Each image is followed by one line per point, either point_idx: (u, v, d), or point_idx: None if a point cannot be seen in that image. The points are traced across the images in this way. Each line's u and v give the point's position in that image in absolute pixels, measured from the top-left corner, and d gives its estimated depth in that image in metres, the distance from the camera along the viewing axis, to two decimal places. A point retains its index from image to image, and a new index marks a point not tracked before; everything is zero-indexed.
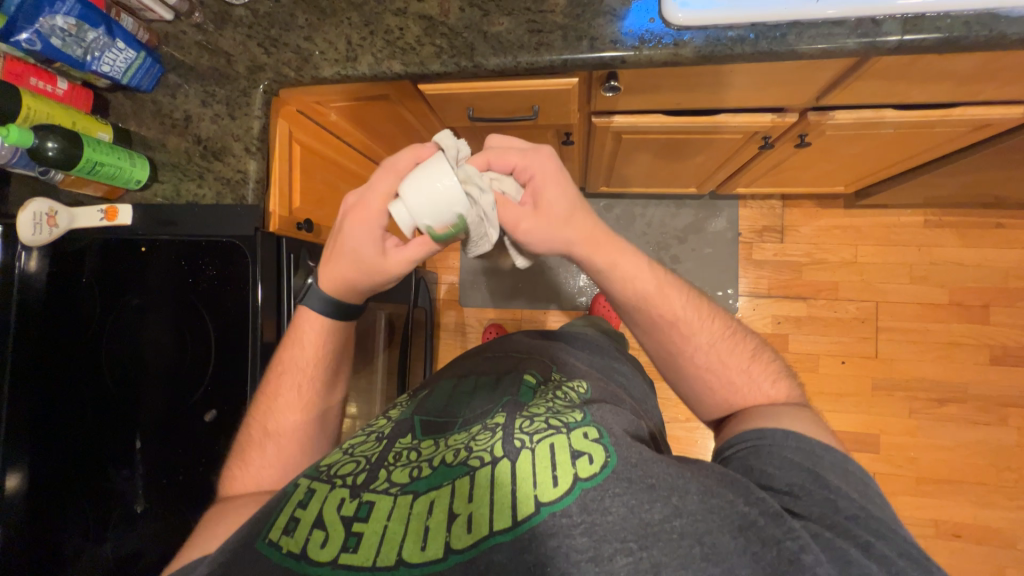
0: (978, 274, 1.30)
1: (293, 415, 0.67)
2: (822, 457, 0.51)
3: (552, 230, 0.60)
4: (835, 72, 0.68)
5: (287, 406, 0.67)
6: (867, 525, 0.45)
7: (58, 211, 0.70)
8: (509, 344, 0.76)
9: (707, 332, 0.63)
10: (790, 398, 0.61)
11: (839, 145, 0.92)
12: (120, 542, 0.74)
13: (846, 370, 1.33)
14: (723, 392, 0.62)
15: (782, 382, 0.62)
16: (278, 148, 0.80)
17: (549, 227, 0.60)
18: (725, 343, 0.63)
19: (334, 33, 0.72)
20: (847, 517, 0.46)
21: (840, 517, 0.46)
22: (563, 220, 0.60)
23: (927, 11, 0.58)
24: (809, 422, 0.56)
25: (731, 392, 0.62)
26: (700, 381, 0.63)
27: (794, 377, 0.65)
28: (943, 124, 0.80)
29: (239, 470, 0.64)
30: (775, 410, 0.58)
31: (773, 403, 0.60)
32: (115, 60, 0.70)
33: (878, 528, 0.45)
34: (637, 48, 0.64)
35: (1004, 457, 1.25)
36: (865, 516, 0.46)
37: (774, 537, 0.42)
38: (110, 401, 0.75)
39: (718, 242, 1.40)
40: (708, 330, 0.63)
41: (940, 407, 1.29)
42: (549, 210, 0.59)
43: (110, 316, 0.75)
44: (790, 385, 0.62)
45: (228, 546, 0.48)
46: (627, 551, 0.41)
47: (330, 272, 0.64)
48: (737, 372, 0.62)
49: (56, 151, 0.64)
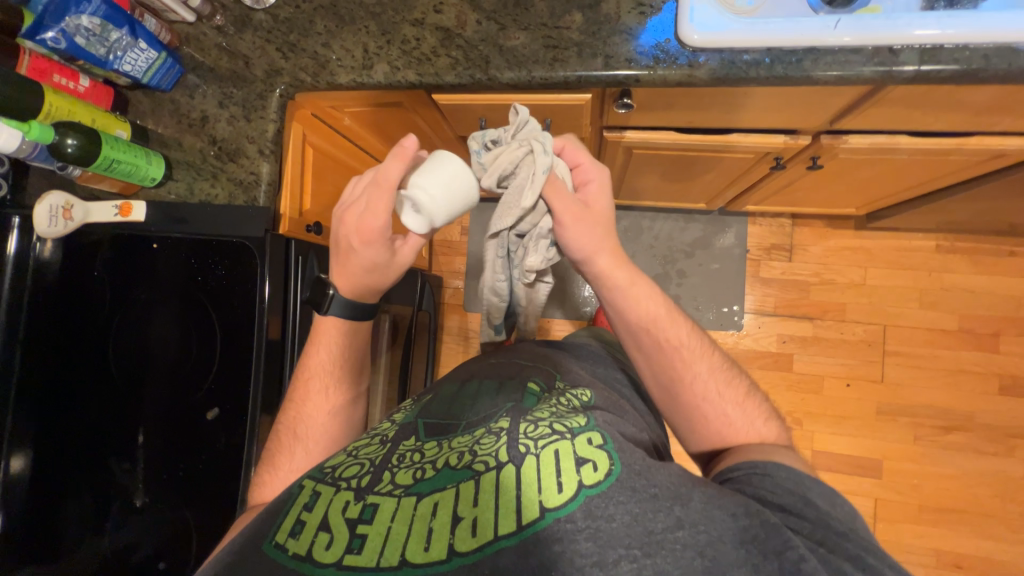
0: (989, 301, 1.29)
1: (320, 420, 0.69)
2: (812, 487, 0.50)
3: (592, 228, 0.61)
4: (850, 98, 0.68)
5: (316, 412, 0.69)
6: (857, 541, 0.45)
7: (74, 205, 0.72)
8: (515, 351, 0.76)
9: (706, 363, 0.63)
10: (779, 439, 0.60)
11: (852, 168, 0.92)
12: (120, 534, 0.75)
13: (851, 392, 1.31)
14: (715, 424, 0.61)
15: (773, 422, 0.62)
16: (291, 150, 0.81)
17: (591, 226, 0.60)
18: (723, 375, 0.63)
19: (352, 41, 0.73)
20: (838, 532, 0.45)
21: (832, 533, 0.45)
22: (603, 225, 0.62)
23: (945, 42, 0.58)
24: (799, 460, 0.56)
25: (722, 425, 0.61)
26: (696, 411, 0.62)
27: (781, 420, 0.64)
28: (959, 152, 0.79)
29: (268, 475, 0.65)
30: (764, 447, 0.57)
31: (763, 442, 0.59)
32: (137, 59, 0.71)
33: (869, 545, 0.45)
34: (651, 67, 0.64)
35: (1009, 489, 1.23)
36: (855, 534, 0.46)
37: (776, 550, 0.42)
38: (114, 394, 0.75)
39: (725, 258, 1.40)
40: (707, 361, 0.63)
41: (945, 435, 1.27)
42: (596, 206, 0.61)
43: (120, 313, 0.77)
44: (779, 426, 0.62)
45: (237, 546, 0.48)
46: (631, 557, 0.41)
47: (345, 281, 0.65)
48: (730, 405, 0.62)
49: (74, 148, 0.65)
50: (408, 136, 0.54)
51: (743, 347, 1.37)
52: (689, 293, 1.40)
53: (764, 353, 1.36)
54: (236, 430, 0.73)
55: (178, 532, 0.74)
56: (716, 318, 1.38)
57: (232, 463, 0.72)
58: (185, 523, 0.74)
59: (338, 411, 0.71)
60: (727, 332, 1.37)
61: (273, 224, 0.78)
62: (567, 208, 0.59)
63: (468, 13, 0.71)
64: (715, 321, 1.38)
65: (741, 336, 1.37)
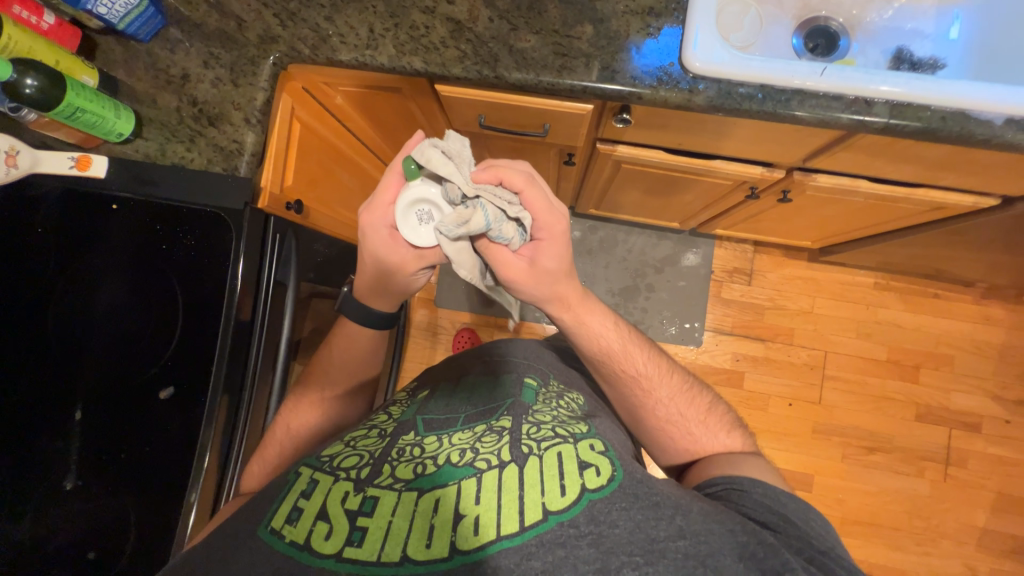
0: (914, 336, 1.43)
1: (313, 417, 0.73)
2: (786, 503, 0.54)
3: (537, 282, 0.63)
4: (824, 140, 0.74)
5: (308, 409, 0.74)
6: (837, 561, 0.48)
7: (19, 151, 0.67)
8: (508, 347, 0.76)
9: (667, 387, 0.68)
10: (744, 447, 0.65)
11: (815, 205, 1.00)
12: (37, 523, 0.64)
13: (792, 412, 1.42)
14: (683, 442, 0.66)
15: (736, 432, 0.67)
16: (279, 123, 0.77)
17: (540, 281, 0.63)
18: (684, 396, 0.68)
19: (357, 18, 0.71)
20: (820, 551, 0.49)
21: (815, 552, 0.48)
22: (553, 277, 0.63)
23: (912, 100, 0.64)
24: (765, 468, 0.60)
25: (689, 442, 0.66)
26: (661, 432, 0.67)
27: (745, 428, 0.70)
28: (908, 201, 0.88)
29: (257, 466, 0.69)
30: (731, 457, 0.62)
31: (730, 452, 0.64)
32: (114, 4, 0.65)
33: (848, 566, 0.48)
34: (654, 86, 0.67)
35: (918, 506, 1.37)
36: (835, 554, 0.49)
37: (774, 570, 0.43)
38: (48, 366, 0.66)
39: (691, 277, 1.47)
40: (667, 385, 0.68)
41: (869, 454, 1.40)
42: (544, 261, 0.62)
43: (64, 275, 0.68)
44: (742, 435, 0.67)
45: (212, 540, 0.47)
46: (633, 564, 0.43)
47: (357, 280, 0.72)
48: (694, 424, 0.66)
49: (33, 90, 0.59)
50: (415, 133, 0.59)
51: (700, 363, 1.45)
52: (655, 307, 1.46)
53: (719, 369, 1.44)
54: (193, 415, 0.66)
55: (106, 525, 0.65)
56: (678, 332, 1.45)
57: (181, 451, 0.66)
58: (125, 512, 0.65)
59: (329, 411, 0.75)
60: (687, 347, 1.44)
61: (254, 197, 0.73)
62: (509, 267, 0.62)
63: (481, 8, 0.71)
64: (676, 335, 1.45)
65: (699, 351, 1.44)
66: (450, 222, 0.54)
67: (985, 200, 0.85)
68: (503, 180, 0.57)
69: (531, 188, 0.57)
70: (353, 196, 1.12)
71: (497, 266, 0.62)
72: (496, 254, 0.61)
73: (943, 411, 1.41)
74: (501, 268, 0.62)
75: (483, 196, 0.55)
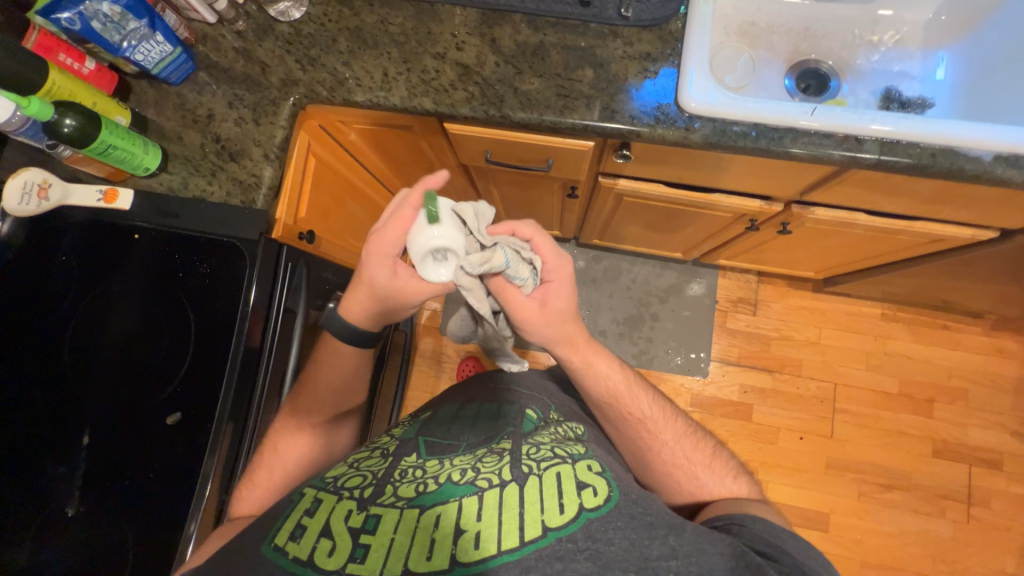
0: (926, 369, 1.41)
1: (303, 446, 0.74)
2: (786, 538, 0.52)
3: (548, 322, 0.63)
4: (818, 175, 0.76)
5: (297, 437, 0.74)
6: None
7: (53, 184, 0.71)
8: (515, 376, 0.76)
9: (672, 430, 0.67)
10: (750, 493, 0.64)
11: (816, 237, 1.01)
12: (38, 549, 0.64)
13: (804, 446, 1.38)
14: (689, 486, 0.65)
15: (742, 477, 0.66)
16: (295, 160, 0.81)
17: (550, 322, 0.63)
18: (689, 440, 0.68)
19: (372, 63, 0.76)
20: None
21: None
22: (562, 317, 0.64)
23: (901, 138, 0.66)
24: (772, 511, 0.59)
25: (694, 487, 0.65)
26: (666, 476, 0.66)
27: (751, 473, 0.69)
28: (908, 233, 0.89)
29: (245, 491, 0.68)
30: (738, 501, 0.61)
31: (736, 498, 0.63)
32: (150, 51, 0.71)
33: None
34: (652, 125, 0.70)
35: (941, 549, 1.31)
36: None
37: None
38: (63, 388, 0.68)
39: (696, 307, 1.48)
40: (672, 428, 0.68)
41: (886, 492, 1.34)
42: (555, 303, 0.63)
43: (84, 299, 0.70)
44: (749, 480, 0.66)
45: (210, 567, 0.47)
46: None
47: (351, 306, 0.70)
48: (700, 468, 0.66)
49: (71, 128, 0.63)
50: (438, 170, 0.58)
51: (708, 394, 1.43)
52: (660, 336, 1.46)
53: (726, 401, 1.41)
54: (198, 440, 0.66)
55: (105, 554, 0.64)
56: (684, 362, 1.44)
57: (180, 478, 0.65)
58: (123, 541, 0.64)
59: (317, 440, 0.76)
60: (693, 378, 1.42)
61: (268, 228, 0.77)
62: (520, 308, 0.62)
63: (488, 54, 0.75)
64: (682, 365, 1.44)
65: (705, 382, 1.43)
66: (474, 261, 0.55)
67: (983, 233, 0.86)
68: (516, 233, 0.62)
69: (540, 237, 0.61)
70: (363, 227, 1.15)
71: (508, 307, 0.62)
72: (509, 297, 0.61)
73: (961, 447, 1.36)
74: (514, 310, 0.62)
75: (501, 242, 0.58)
